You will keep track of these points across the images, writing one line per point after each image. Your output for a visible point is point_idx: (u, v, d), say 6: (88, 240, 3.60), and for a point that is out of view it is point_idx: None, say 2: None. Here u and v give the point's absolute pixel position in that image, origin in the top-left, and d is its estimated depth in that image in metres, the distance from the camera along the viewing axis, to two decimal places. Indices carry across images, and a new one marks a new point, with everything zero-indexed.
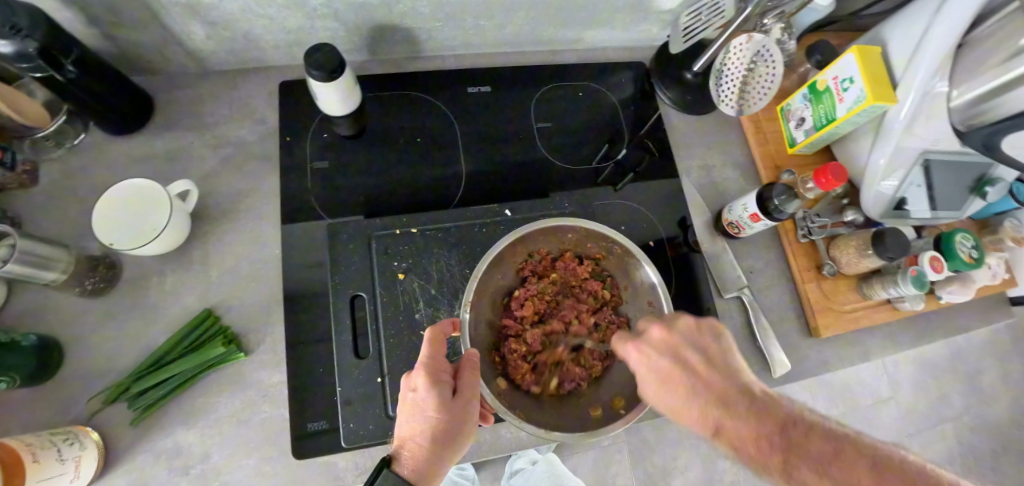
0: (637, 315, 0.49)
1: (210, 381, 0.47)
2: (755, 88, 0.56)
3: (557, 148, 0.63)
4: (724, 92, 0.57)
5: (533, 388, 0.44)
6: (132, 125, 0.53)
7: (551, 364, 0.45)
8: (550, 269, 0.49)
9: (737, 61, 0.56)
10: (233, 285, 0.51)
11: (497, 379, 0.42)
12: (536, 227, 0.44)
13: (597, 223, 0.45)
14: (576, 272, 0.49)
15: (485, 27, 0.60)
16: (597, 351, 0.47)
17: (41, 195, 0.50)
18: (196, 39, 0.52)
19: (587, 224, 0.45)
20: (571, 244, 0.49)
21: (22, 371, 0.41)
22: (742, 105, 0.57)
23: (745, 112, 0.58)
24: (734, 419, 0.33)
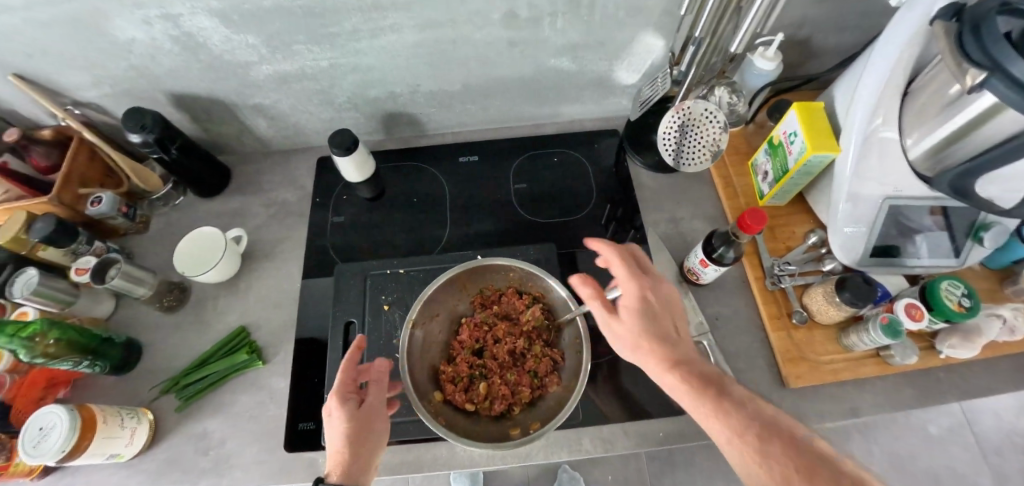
0: (569, 347, 0.54)
1: (233, 383, 0.60)
2: (692, 146, 0.63)
3: (532, 204, 0.72)
4: (666, 142, 0.64)
5: (466, 405, 0.51)
6: (214, 191, 0.73)
7: (484, 385, 0.52)
8: (495, 300, 0.58)
9: (680, 124, 0.62)
10: (261, 309, 0.65)
11: (435, 392, 0.52)
12: (476, 266, 0.55)
13: (523, 263, 0.54)
14: (515, 305, 0.57)
15: (472, 109, 0.74)
16: (527, 378, 0.53)
17: (151, 239, 0.71)
18: (261, 129, 0.72)
19: (515, 262, 0.54)
20: (513, 281, 0.58)
21: (111, 360, 0.58)
22: (679, 159, 0.64)
23: (682, 168, 0.64)
24: (637, 321, 0.45)
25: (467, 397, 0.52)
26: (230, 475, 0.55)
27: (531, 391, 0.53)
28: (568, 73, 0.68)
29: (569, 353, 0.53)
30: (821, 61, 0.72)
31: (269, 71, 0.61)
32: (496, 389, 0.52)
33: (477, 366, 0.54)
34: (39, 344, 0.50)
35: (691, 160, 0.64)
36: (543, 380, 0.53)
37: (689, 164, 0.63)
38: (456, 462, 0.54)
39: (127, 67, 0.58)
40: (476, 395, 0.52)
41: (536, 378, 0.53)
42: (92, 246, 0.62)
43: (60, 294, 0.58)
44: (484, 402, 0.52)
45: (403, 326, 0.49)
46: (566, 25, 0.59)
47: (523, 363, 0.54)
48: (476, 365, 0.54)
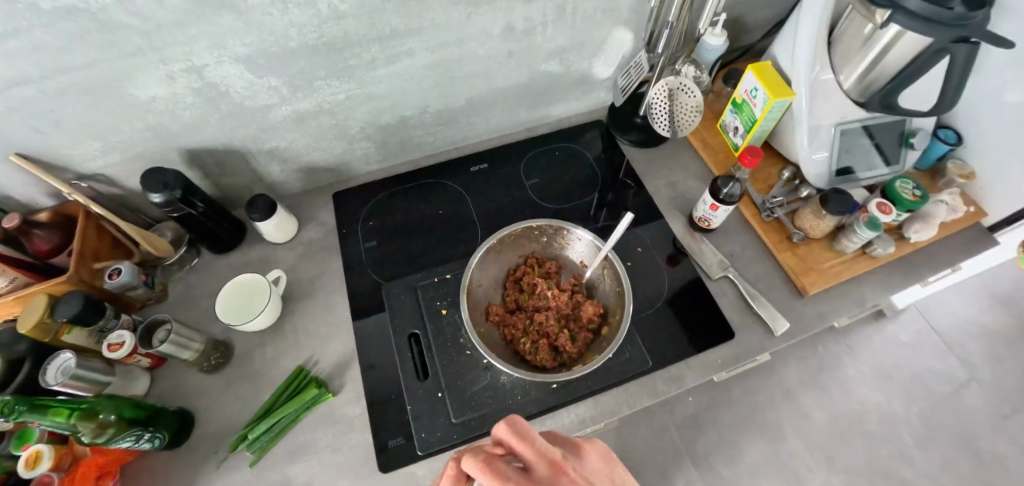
0: (605, 290, 0.61)
1: (306, 422, 0.58)
2: (682, 113, 0.73)
3: (546, 195, 0.78)
4: (659, 116, 0.74)
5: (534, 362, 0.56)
6: (231, 244, 0.72)
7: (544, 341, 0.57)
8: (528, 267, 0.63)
9: (665, 98, 0.72)
10: (313, 345, 0.64)
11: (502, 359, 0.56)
12: (508, 234, 0.61)
13: (547, 220, 0.61)
14: (548, 267, 0.63)
15: (472, 123, 0.80)
16: (580, 324, 0.58)
17: (172, 305, 0.68)
18: (273, 174, 0.73)
19: (538, 223, 0.61)
20: (535, 245, 0.65)
21: (169, 430, 0.55)
22: (676, 126, 0.74)
23: (681, 132, 0.74)
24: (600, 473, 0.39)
25: (532, 355, 0.56)
26: None
27: (587, 334, 0.58)
28: (556, 74, 0.77)
29: (608, 294, 0.60)
30: (750, 35, 0.87)
31: (287, 112, 0.63)
32: (550, 339, 0.57)
33: (532, 327, 0.58)
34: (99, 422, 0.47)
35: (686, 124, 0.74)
36: (593, 323, 0.59)
37: (687, 128, 0.74)
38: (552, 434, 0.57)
39: (142, 127, 0.57)
40: (540, 351, 0.56)
41: (588, 321, 0.59)
42: (118, 321, 0.59)
43: (96, 375, 0.54)
44: (544, 353, 0.56)
45: (461, 295, 0.56)
46: (554, 31, 0.67)
47: (572, 313, 0.60)
48: (531, 326, 0.59)
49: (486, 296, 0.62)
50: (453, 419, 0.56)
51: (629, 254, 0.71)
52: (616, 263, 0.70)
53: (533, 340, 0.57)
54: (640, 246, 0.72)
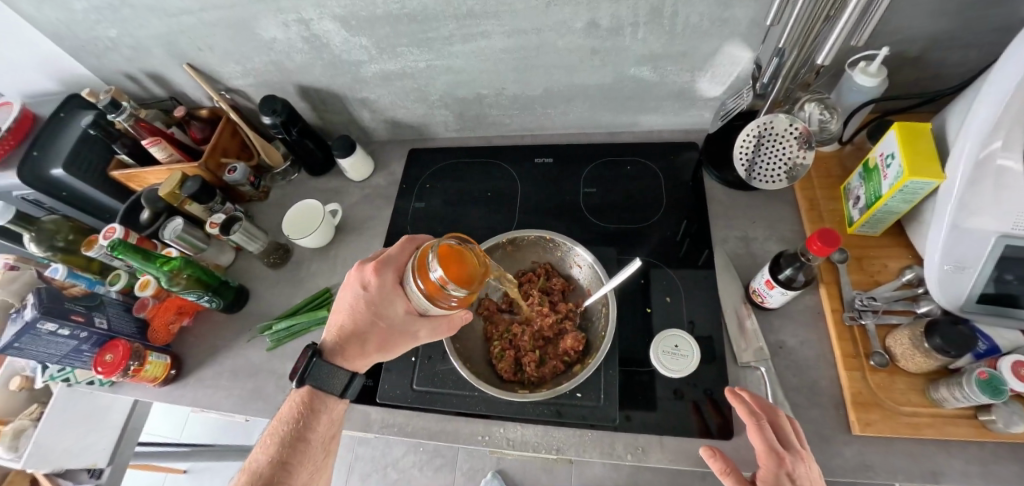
0: (596, 329, 0.57)
1: (313, 335, 0.69)
2: (767, 163, 0.61)
3: (596, 208, 0.73)
4: (741, 154, 0.63)
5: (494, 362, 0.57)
6: (318, 172, 0.86)
7: (509, 350, 0.57)
8: (537, 277, 0.62)
9: (759, 139, 0.60)
10: (343, 274, 0.75)
11: (470, 347, 0.58)
12: (523, 237, 0.61)
13: (564, 238, 0.58)
14: (552, 282, 0.61)
15: (552, 114, 0.78)
16: (556, 352, 0.57)
17: (266, 207, 0.85)
18: (364, 120, 0.83)
19: (552, 235, 0.59)
20: (549, 256, 0.63)
21: (224, 299, 0.72)
22: (752, 173, 0.63)
23: (752, 181, 0.63)
24: (774, 472, 0.44)
25: (498, 357, 0.57)
26: None
27: (557, 364, 0.56)
28: (649, 82, 0.69)
29: (596, 335, 0.56)
30: (942, 82, 0.64)
31: (375, 70, 0.70)
32: (518, 353, 0.57)
33: (509, 334, 0.59)
34: (174, 275, 0.65)
35: (764, 177, 0.62)
36: (568, 355, 0.56)
37: (761, 179, 0.62)
38: (492, 441, 0.57)
39: (268, 61, 0.70)
40: (504, 358, 0.57)
41: (563, 353, 0.56)
42: (224, 207, 0.77)
43: (195, 241, 0.73)
44: (506, 363, 0.56)
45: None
46: (647, 35, 0.61)
47: (554, 337, 0.58)
48: (509, 334, 0.59)
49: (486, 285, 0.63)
50: (415, 385, 0.61)
51: (653, 299, 0.64)
52: (634, 304, 0.64)
53: (504, 346, 0.58)
54: (671, 295, 0.64)
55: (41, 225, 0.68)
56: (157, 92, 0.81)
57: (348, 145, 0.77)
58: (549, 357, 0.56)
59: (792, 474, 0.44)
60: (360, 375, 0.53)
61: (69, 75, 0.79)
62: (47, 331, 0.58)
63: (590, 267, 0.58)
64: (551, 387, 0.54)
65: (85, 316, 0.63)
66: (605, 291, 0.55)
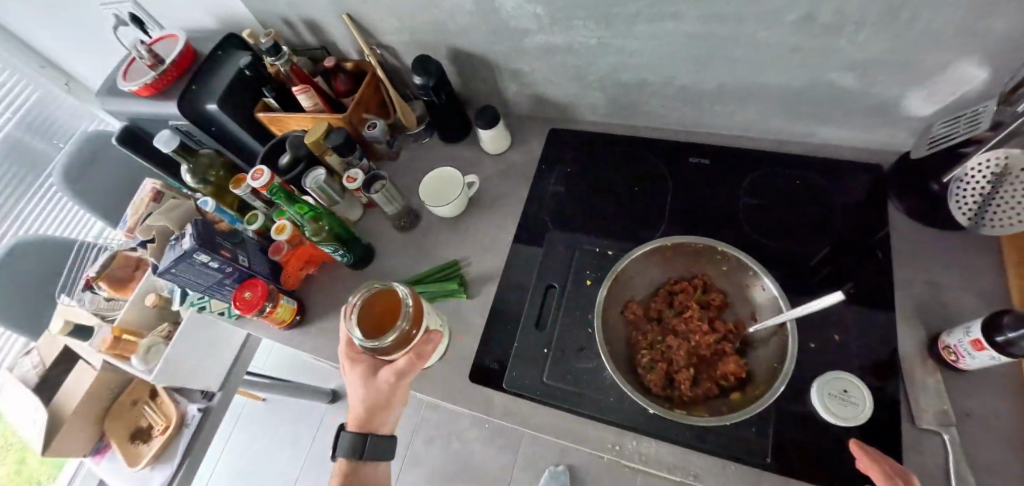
0: (761, 358, 0.52)
1: (437, 306, 0.69)
2: (1003, 207, 0.51)
3: (756, 221, 0.67)
4: (963, 198, 0.55)
5: (641, 370, 0.54)
6: (450, 140, 0.83)
7: (661, 361, 0.54)
8: (695, 288, 0.58)
9: (999, 181, 0.49)
10: (472, 249, 0.73)
11: (616, 349, 0.55)
12: (689, 244, 0.56)
13: (739, 253, 0.53)
14: (713, 297, 0.57)
15: (718, 112, 0.72)
16: (713, 374, 0.53)
17: (394, 168, 0.85)
18: (508, 91, 0.80)
19: (729, 249, 0.54)
20: (708, 269, 0.58)
21: (353, 255, 0.72)
22: (981, 220, 0.54)
23: (982, 229, 0.55)
24: None
25: (646, 366, 0.54)
26: (421, 381, 0.63)
27: (712, 386, 0.52)
28: (846, 92, 0.61)
29: (762, 365, 0.51)
30: None
31: (540, 41, 0.66)
32: (670, 368, 0.54)
33: (660, 344, 0.55)
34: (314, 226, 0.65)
35: (1000, 223, 0.53)
36: (726, 380, 0.52)
37: (994, 227, 0.53)
38: (621, 450, 0.55)
39: (431, 20, 0.67)
40: (654, 368, 0.54)
41: (722, 377, 0.52)
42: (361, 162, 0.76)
43: (331, 193, 0.74)
44: (655, 375, 0.53)
45: (608, 276, 0.56)
46: (869, 39, 0.52)
47: (710, 357, 0.54)
48: (660, 343, 0.55)
49: (635, 288, 0.60)
50: (546, 377, 0.59)
51: (816, 333, 0.59)
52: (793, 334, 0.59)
53: (653, 357, 0.55)
54: (837, 333, 0.58)
55: (198, 157, 0.73)
56: (309, 40, 0.82)
57: (491, 116, 0.74)
58: (702, 379, 0.53)
59: None
60: (377, 433, 0.61)
61: (230, 14, 0.80)
62: (201, 262, 0.60)
63: (765, 289, 0.53)
64: (705, 413, 0.51)
65: (231, 252, 0.65)
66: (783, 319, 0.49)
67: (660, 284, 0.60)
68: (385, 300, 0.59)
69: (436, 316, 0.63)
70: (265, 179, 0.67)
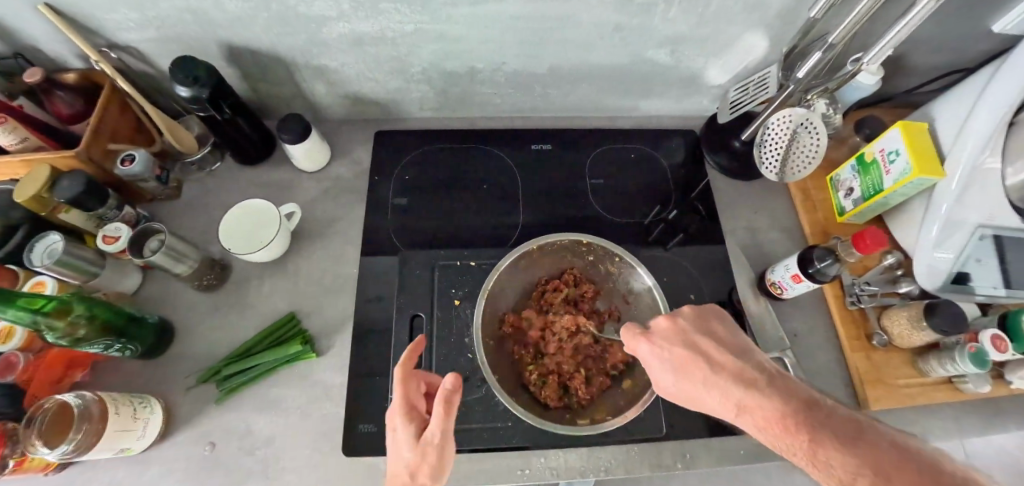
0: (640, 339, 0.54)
1: (282, 375, 0.54)
2: (797, 156, 0.60)
3: (606, 200, 0.67)
4: (767, 159, 0.62)
5: (533, 387, 0.50)
6: (250, 162, 0.66)
7: (552, 371, 0.51)
8: (566, 284, 0.55)
9: (793, 135, 0.59)
10: (312, 292, 0.59)
11: (502, 372, 0.50)
12: (554, 241, 0.54)
13: (603, 244, 0.53)
14: (584, 290, 0.56)
15: (551, 95, 0.69)
16: (602, 369, 0.52)
17: (181, 207, 0.64)
18: (318, 93, 0.65)
19: (594, 241, 0.54)
20: (574, 263, 0.57)
21: (144, 343, 0.53)
22: (784, 171, 0.62)
23: (787, 178, 0.62)
24: (706, 388, 0.41)
25: (539, 382, 0.51)
26: (278, 480, 0.49)
27: (604, 382, 0.52)
28: (658, 66, 0.65)
29: None
30: (905, 80, 0.70)
31: (344, 31, 0.54)
32: (563, 375, 0.51)
33: (545, 352, 0.52)
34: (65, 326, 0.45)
35: (797, 168, 0.61)
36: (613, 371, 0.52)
37: (793, 174, 0.61)
38: (533, 473, 0.50)
39: (182, 8, 0.49)
40: (547, 381, 0.50)
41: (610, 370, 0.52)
42: (121, 212, 0.56)
43: (83, 265, 0.52)
44: (550, 388, 0.50)
45: (480, 296, 0.49)
46: (678, 14, 0.54)
47: (594, 352, 0.53)
48: (546, 351, 0.52)
49: (505, 298, 0.55)
50: None
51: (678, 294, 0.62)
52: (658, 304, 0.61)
53: (542, 368, 0.51)
54: (692, 293, 0.61)
55: None
56: None
57: (302, 122, 0.59)
58: (594, 377, 0.52)
59: (709, 358, 0.42)
60: None
61: None
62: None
63: (632, 272, 0.54)
64: (606, 413, 0.49)
65: None
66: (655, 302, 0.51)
67: (530, 285, 0.57)
68: (59, 418, 0.44)
69: (137, 397, 0.49)
70: None
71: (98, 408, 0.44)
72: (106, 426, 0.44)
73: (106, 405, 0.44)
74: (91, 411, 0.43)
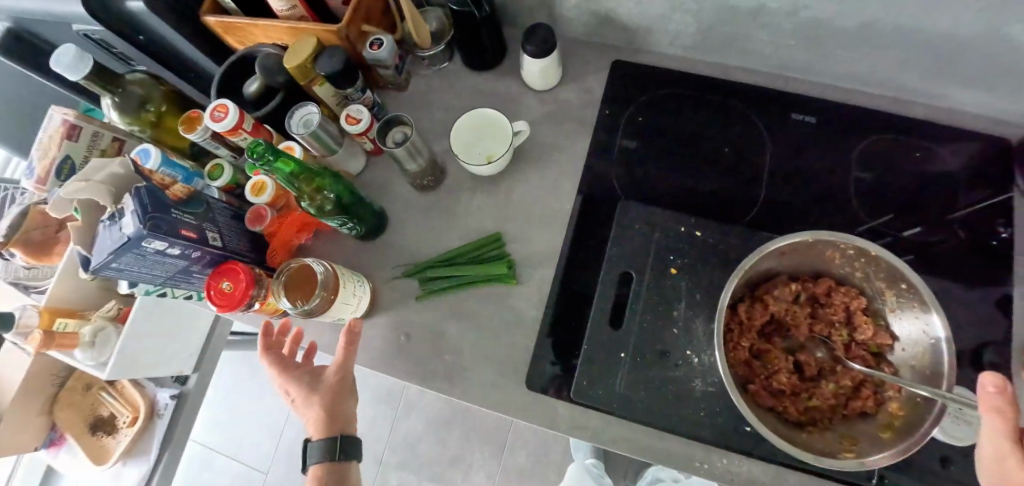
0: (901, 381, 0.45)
1: (479, 292, 0.55)
2: None
3: (873, 201, 0.54)
4: None
5: (755, 387, 0.46)
6: (477, 68, 0.63)
7: (781, 378, 0.46)
8: (824, 291, 0.48)
9: None
10: (519, 219, 0.57)
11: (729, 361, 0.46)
12: (830, 240, 0.44)
13: (895, 258, 0.42)
14: (841, 305, 0.48)
15: (842, 59, 0.55)
16: (838, 396, 0.46)
17: (406, 101, 0.64)
18: (566, 5, 0.58)
19: (884, 254, 0.42)
20: (835, 266, 0.48)
21: (365, 225, 0.56)
22: None
23: None
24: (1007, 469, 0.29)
25: (762, 385, 0.46)
26: (462, 387, 0.52)
27: (836, 410, 0.46)
28: None
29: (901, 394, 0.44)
30: None
31: None
32: (793, 387, 0.46)
33: (778, 356, 0.47)
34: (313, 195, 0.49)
35: None
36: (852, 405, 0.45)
37: None
38: (712, 471, 0.47)
39: None
40: (774, 388, 0.46)
41: (849, 401, 0.45)
42: (362, 95, 0.57)
43: (328, 140, 0.55)
44: (775, 395, 0.46)
45: (733, 276, 0.43)
46: None
47: (834, 376, 0.46)
48: (779, 355, 0.47)
49: (743, 283, 0.48)
50: (627, 387, 0.49)
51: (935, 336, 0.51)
52: None
53: (768, 371, 0.47)
54: None
55: (126, 86, 0.56)
56: None
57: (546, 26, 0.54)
58: (839, 400, 0.46)
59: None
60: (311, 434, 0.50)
61: None
62: (154, 251, 0.44)
63: (920, 304, 0.42)
64: (856, 448, 0.42)
65: (197, 231, 0.48)
66: (943, 346, 0.40)
67: (778, 277, 0.49)
68: (300, 274, 0.52)
69: (354, 278, 0.53)
70: (233, 119, 0.51)
71: (332, 280, 0.49)
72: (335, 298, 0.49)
73: (337, 278, 0.50)
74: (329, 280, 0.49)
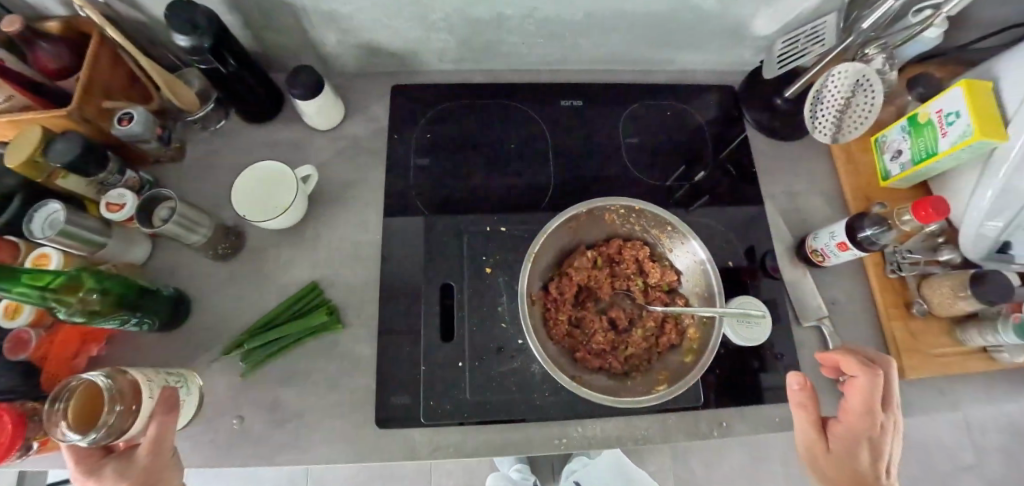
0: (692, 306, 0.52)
1: (308, 347, 0.52)
2: (852, 117, 0.55)
3: (642, 162, 0.62)
4: (820, 119, 0.56)
5: (580, 354, 0.49)
6: (257, 120, 0.61)
7: (599, 338, 0.50)
8: (614, 250, 0.53)
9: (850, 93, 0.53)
10: (334, 261, 0.56)
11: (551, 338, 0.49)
12: (601, 206, 0.50)
13: (652, 207, 0.49)
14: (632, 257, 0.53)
15: (585, 47, 0.62)
16: (649, 337, 0.51)
17: (187, 170, 0.59)
18: (327, 43, 0.58)
19: (645, 207, 0.49)
20: (618, 226, 0.54)
21: (160, 316, 0.50)
22: (837, 133, 0.56)
23: (840, 140, 0.56)
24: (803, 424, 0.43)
25: (586, 349, 0.50)
26: (309, 452, 0.48)
27: (652, 351, 0.51)
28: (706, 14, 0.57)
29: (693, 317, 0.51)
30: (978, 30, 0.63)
31: None
32: (612, 343, 0.50)
33: (592, 319, 0.51)
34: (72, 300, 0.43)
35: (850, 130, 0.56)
36: (661, 341, 0.51)
37: (846, 136, 0.56)
38: (570, 443, 0.50)
39: None
40: (596, 349, 0.49)
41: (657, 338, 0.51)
42: (123, 177, 0.52)
43: (90, 236, 0.47)
44: (598, 355, 0.49)
45: (526, 260, 0.46)
46: None
47: (642, 321, 0.52)
48: (593, 318, 0.51)
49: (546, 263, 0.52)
50: (471, 393, 0.49)
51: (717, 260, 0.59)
52: None
53: (588, 336, 0.50)
54: (732, 260, 0.59)
55: None
56: None
57: (308, 66, 0.53)
58: (651, 341, 0.51)
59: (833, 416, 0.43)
60: None
61: None
62: None
63: (681, 239, 0.51)
64: (669, 378, 0.48)
65: None
66: (709, 267, 0.48)
67: (576, 249, 0.54)
68: (89, 396, 0.40)
69: (173, 372, 0.45)
70: None
71: (129, 387, 0.39)
72: (140, 409, 0.38)
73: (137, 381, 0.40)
74: (126, 388, 0.39)
